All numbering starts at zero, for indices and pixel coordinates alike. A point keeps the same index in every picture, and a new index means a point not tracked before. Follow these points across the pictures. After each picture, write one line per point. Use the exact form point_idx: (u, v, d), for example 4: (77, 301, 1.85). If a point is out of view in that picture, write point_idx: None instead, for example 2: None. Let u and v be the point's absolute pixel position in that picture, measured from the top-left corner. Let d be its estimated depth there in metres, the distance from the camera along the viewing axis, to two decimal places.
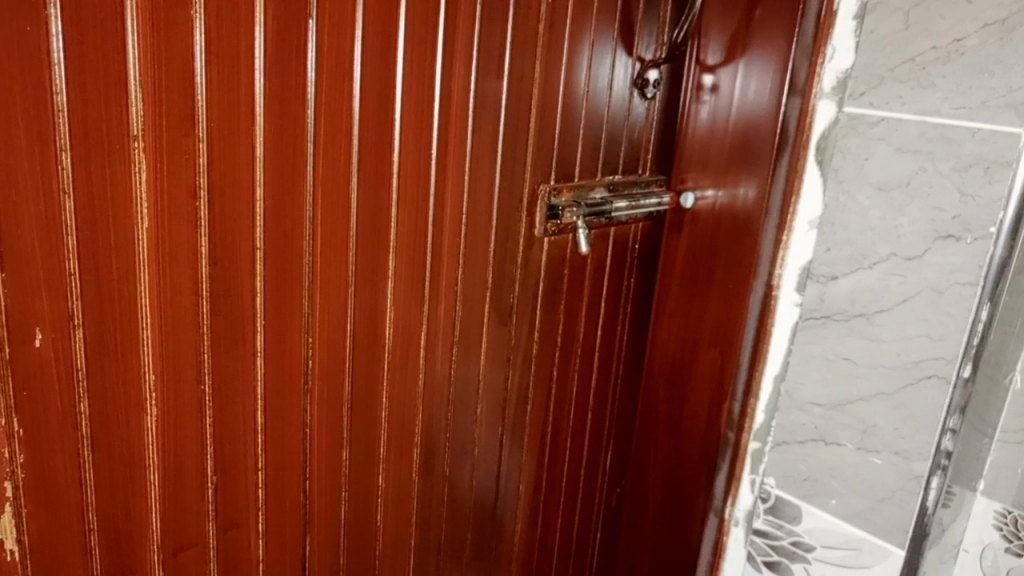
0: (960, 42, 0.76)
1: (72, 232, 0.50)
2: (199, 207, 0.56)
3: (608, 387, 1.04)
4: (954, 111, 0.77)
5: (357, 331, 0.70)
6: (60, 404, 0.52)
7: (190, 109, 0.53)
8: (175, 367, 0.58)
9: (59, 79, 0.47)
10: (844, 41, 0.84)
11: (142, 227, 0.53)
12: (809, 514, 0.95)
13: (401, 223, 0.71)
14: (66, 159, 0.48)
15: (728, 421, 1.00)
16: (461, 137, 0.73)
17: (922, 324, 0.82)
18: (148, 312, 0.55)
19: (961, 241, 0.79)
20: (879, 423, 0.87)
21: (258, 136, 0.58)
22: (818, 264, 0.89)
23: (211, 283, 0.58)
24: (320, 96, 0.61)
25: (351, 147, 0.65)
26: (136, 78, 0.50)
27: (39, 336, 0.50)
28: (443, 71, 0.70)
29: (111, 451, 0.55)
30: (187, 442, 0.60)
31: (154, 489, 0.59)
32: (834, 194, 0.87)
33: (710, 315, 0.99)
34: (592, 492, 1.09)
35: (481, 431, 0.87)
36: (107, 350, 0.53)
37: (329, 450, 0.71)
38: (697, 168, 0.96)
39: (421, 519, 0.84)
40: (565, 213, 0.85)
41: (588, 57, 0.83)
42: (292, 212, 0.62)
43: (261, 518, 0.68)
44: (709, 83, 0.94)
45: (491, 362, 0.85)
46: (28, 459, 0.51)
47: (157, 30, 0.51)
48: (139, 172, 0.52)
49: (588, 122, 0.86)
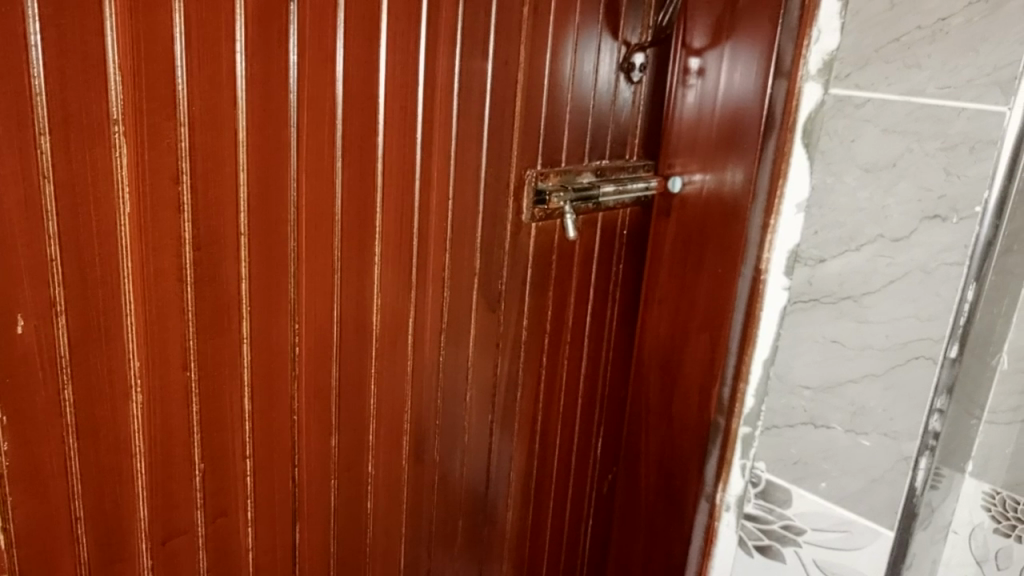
0: (945, 21, 0.76)
1: (53, 218, 0.49)
2: (182, 192, 0.55)
3: (598, 374, 1.05)
4: (939, 91, 0.77)
5: (344, 318, 0.70)
6: (45, 392, 0.51)
7: (171, 93, 0.53)
8: (160, 355, 0.57)
9: (37, 63, 0.47)
10: (830, 22, 0.84)
11: (124, 212, 0.52)
12: (800, 497, 0.95)
13: (387, 208, 0.70)
14: (45, 143, 0.48)
15: (719, 406, 1.00)
16: (446, 122, 0.73)
17: (910, 304, 0.82)
18: (132, 298, 0.54)
19: (947, 221, 0.79)
20: (868, 404, 0.87)
21: (241, 122, 0.58)
22: (806, 247, 0.89)
23: (196, 268, 0.58)
24: (303, 82, 0.61)
25: (336, 133, 0.64)
26: (115, 61, 0.50)
27: (21, 323, 0.49)
28: (427, 55, 0.69)
29: (97, 439, 0.55)
30: (174, 429, 0.60)
31: (142, 477, 0.58)
32: (821, 176, 0.87)
33: (701, 298, 0.99)
34: (583, 480, 1.09)
35: (472, 417, 0.87)
36: (91, 338, 0.53)
37: (318, 438, 0.71)
38: (684, 153, 0.96)
39: (412, 508, 0.84)
40: (552, 198, 0.85)
41: (574, 43, 0.83)
42: (277, 197, 0.61)
43: (251, 506, 0.67)
44: (695, 67, 0.94)
45: (480, 348, 0.85)
46: (13, 448, 0.51)
47: (137, 14, 0.50)
48: (120, 157, 0.51)
49: (574, 106, 0.86)
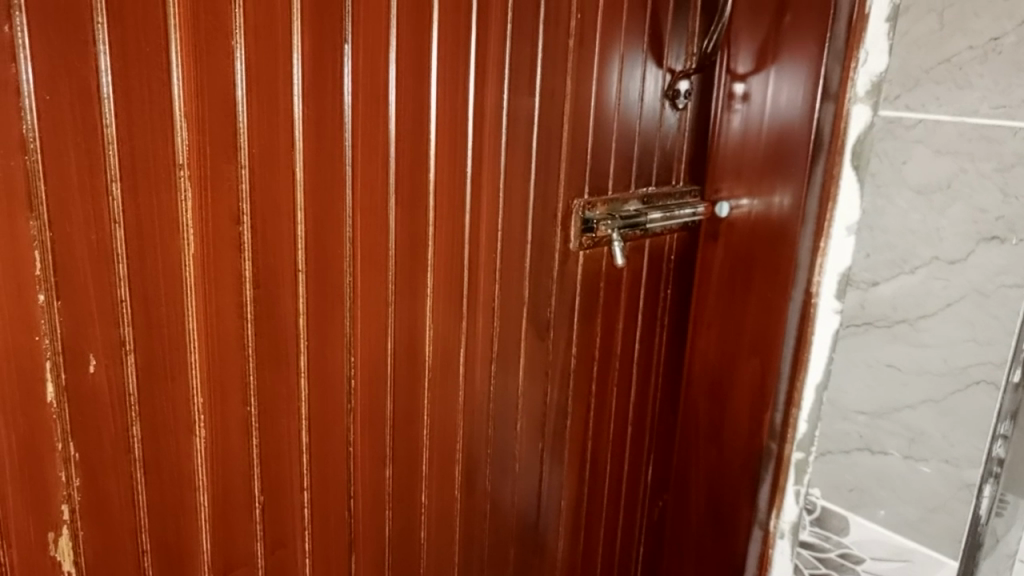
0: (997, 40, 0.75)
1: (122, 260, 0.51)
2: (241, 232, 0.57)
3: (648, 400, 1.03)
4: (993, 110, 0.76)
5: (397, 349, 0.70)
6: (114, 428, 0.53)
7: (232, 137, 0.55)
8: (222, 391, 0.59)
9: (108, 113, 0.49)
10: (877, 44, 0.84)
11: (188, 254, 0.54)
12: (857, 525, 0.93)
13: (438, 241, 0.71)
14: (115, 189, 0.50)
15: (771, 431, 0.99)
16: (495, 154, 0.74)
17: (968, 327, 0.81)
18: (196, 336, 0.56)
19: (1006, 242, 0.77)
20: (926, 431, 0.85)
21: (298, 162, 0.59)
22: (857, 270, 0.88)
23: (255, 306, 0.59)
24: (357, 122, 0.62)
25: (388, 169, 0.66)
26: (180, 109, 0.52)
27: (92, 362, 0.51)
28: (475, 90, 0.71)
29: (162, 474, 0.56)
30: (235, 462, 0.61)
31: (204, 509, 0.60)
32: (872, 199, 0.86)
33: (750, 323, 0.98)
34: (633, 507, 1.07)
35: (522, 445, 0.87)
36: (157, 374, 0.54)
37: (373, 468, 0.72)
38: (731, 178, 0.96)
39: (464, 536, 0.84)
40: (599, 226, 0.85)
41: (619, 67, 0.83)
42: (333, 234, 0.63)
43: (308, 537, 0.68)
44: (740, 92, 0.94)
45: (530, 375, 0.85)
46: (84, 483, 0.52)
47: (200, 62, 0.52)
48: (184, 200, 0.53)
49: (620, 133, 0.86)
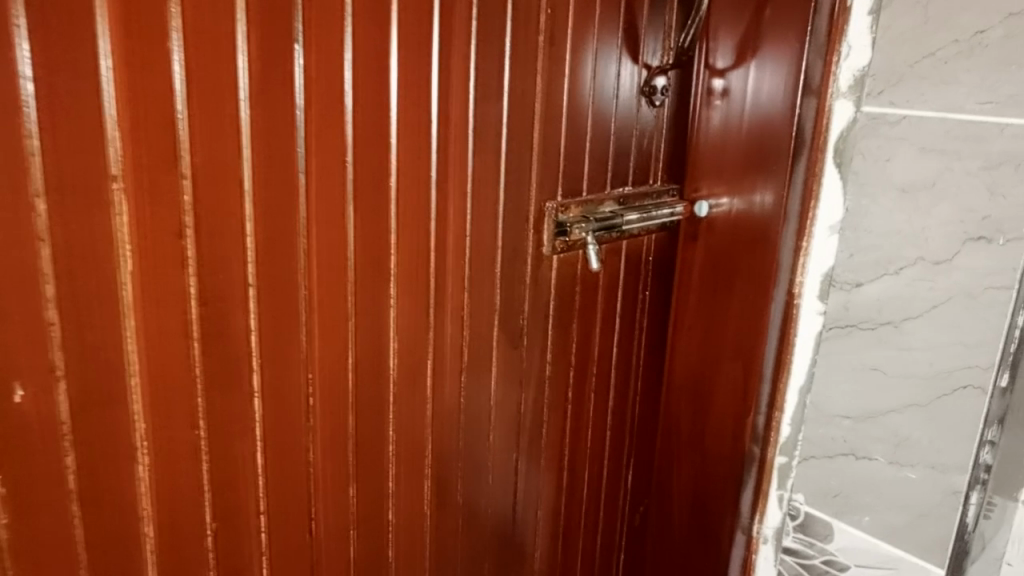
0: (983, 34, 0.72)
1: (51, 280, 0.47)
2: (186, 247, 0.53)
3: (627, 404, 1.00)
4: (980, 106, 0.73)
5: (359, 363, 0.67)
6: (46, 459, 0.49)
7: (172, 147, 0.51)
8: (167, 414, 0.55)
9: (31, 122, 0.45)
10: (861, 38, 0.80)
11: (125, 272, 0.51)
12: (842, 531, 0.90)
13: (401, 249, 0.68)
14: (41, 206, 0.46)
15: (754, 435, 0.96)
16: (461, 158, 0.70)
17: (956, 330, 0.78)
18: (137, 359, 0.52)
19: (993, 243, 0.75)
20: (912, 436, 0.83)
21: (246, 171, 0.55)
22: (841, 271, 0.85)
23: (202, 324, 0.55)
24: (310, 127, 0.59)
25: (346, 177, 0.62)
26: (113, 117, 0.48)
27: (19, 391, 0.47)
28: (440, 91, 0.67)
29: (101, 505, 0.53)
30: (183, 489, 0.57)
31: (150, 539, 0.56)
32: (855, 198, 0.83)
33: (731, 326, 0.96)
34: (614, 514, 1.05)
35: (495, 457, 0.84)
36: (94, 401, 0.51)
37: (335, 489, 0.69)
38: (711, 176, 0.93)
39: (435, 553, 0.81)
40: (573, 230, 0.82)
41: (593, 60, 0.80)
42: (285, 246, 0.59)
43: (265, 563, 0.65)
44: (719, 88, 0.91)
45: (504, 385, 0.82)
46: (12, 517, 0.49)
47: (133, 67, 0.48)
48: (119, 214, 0.50)
49: (594, 131, 0.83)
